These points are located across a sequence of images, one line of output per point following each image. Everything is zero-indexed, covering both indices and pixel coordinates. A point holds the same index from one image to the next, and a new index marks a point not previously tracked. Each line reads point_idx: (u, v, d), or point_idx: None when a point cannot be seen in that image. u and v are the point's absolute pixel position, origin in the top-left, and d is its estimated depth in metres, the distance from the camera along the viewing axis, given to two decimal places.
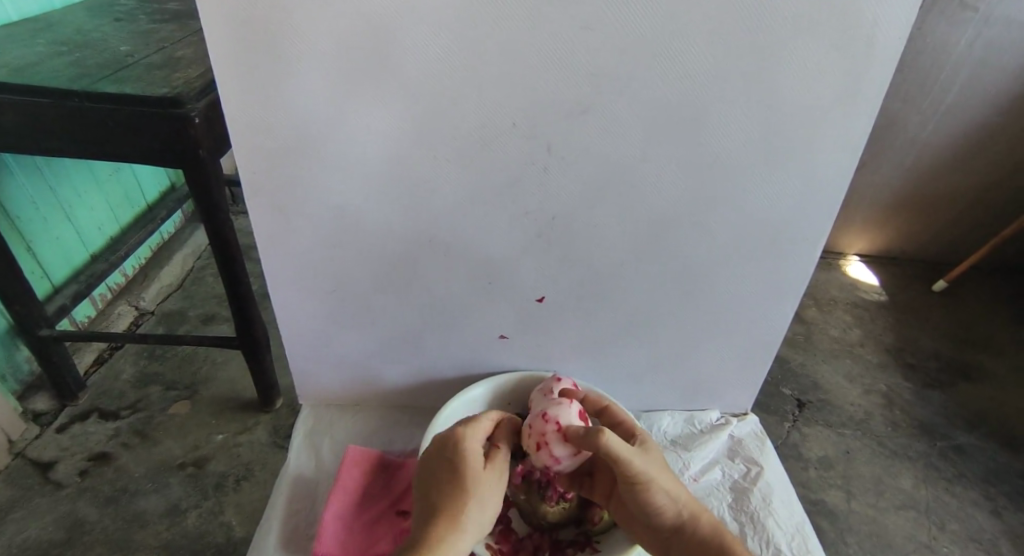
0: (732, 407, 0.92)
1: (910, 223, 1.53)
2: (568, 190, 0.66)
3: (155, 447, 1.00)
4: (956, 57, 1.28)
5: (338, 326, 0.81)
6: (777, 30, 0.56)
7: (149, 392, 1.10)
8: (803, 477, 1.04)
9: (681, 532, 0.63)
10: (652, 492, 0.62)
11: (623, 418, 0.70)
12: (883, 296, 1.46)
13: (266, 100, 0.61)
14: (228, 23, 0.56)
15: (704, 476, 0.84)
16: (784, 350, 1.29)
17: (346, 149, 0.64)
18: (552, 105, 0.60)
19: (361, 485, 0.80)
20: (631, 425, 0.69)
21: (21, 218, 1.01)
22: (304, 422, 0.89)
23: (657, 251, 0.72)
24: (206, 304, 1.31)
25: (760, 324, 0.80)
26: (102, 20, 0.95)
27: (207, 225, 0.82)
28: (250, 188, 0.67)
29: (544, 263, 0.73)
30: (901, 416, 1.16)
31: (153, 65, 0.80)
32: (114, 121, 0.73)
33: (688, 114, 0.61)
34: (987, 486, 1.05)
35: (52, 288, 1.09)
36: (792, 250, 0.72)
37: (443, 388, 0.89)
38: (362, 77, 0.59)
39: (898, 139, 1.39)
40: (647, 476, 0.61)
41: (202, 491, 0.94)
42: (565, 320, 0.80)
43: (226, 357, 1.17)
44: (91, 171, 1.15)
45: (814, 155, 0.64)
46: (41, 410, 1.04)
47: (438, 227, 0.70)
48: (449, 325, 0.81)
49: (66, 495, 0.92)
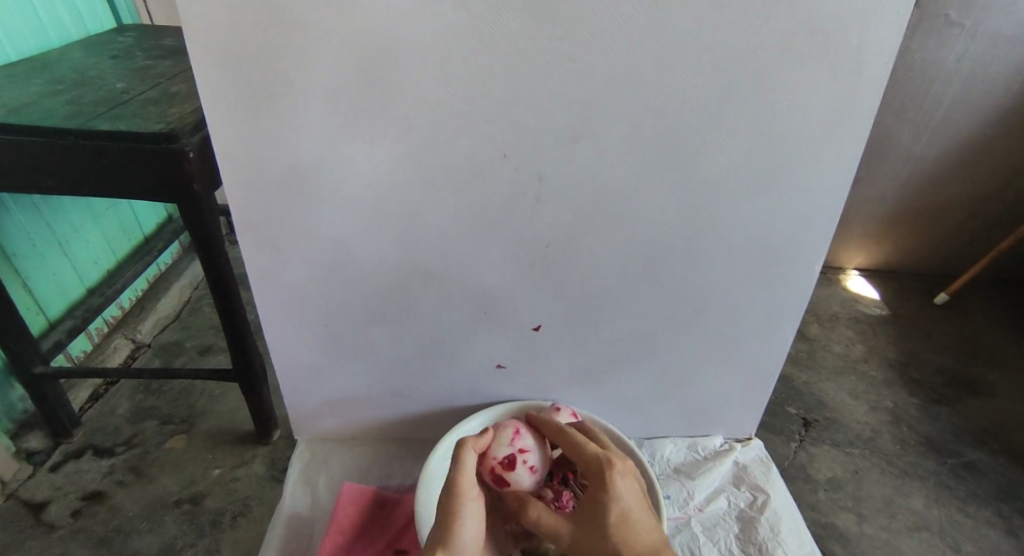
0: (735, 432, 0.90)
1: (908, 237, 1.52)
2: (561, 217, 0.66)
3: (150, 484, 0.98)
4: (946, 73, 1.29)
5: (332, 358, 0.80)
6: (767, 54, 0.56)
7: (144, 427, 1.08)
8: (811, 499, 1.01)
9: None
10: (632, 525, 0.54)
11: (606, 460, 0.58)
12: (885, 310, 1.45)
13: (257, 138, 0.60)
14: (219, 63, 0.56)
15: (709, 505, 0.83)
16: (788, 369, 1.27)
17: (338, 184, 0.63)
18: (542, 133, 0.60)
19: (356, 524, 0.78)
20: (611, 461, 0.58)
21: (17, 255, 1.01)
22: (300, 459, 0.88)
23: (651, 276, 0.71)
24: (204, 335, 1.30)
25: (760, 347, 0.79)
26: (98, 57, 0.96)
27: (202, 258, 0.81)
28: (241, 224, 0.67)
29: (540, 292, 0.73)
30: (909, 433, 1.14)
31: (148, 101, 0.80)
32: (108, 157, 0.72)
33: (681, 141, 0.61)
34: (1000, 504, 1.02)
35: (47, 324, 1.08)
36: (789, 271, 0.71)
37: (441, 418, 0.88)
38: (353, 111, 0.58)
39: (892, 155, 1.39)
40: (630, 482, 0.57)
41: (197, 529, 0.92)
42: (562, 348, 0.79)
43: (223, 390, 1.16)
44: (87, 205, 1.15)
45: (808, 179, 0.64)
46: (34, 449, 1.02)
47: (432, 258, 0.69)
48: (445, 355, 0.79)
49: (58, 537, 0.90)
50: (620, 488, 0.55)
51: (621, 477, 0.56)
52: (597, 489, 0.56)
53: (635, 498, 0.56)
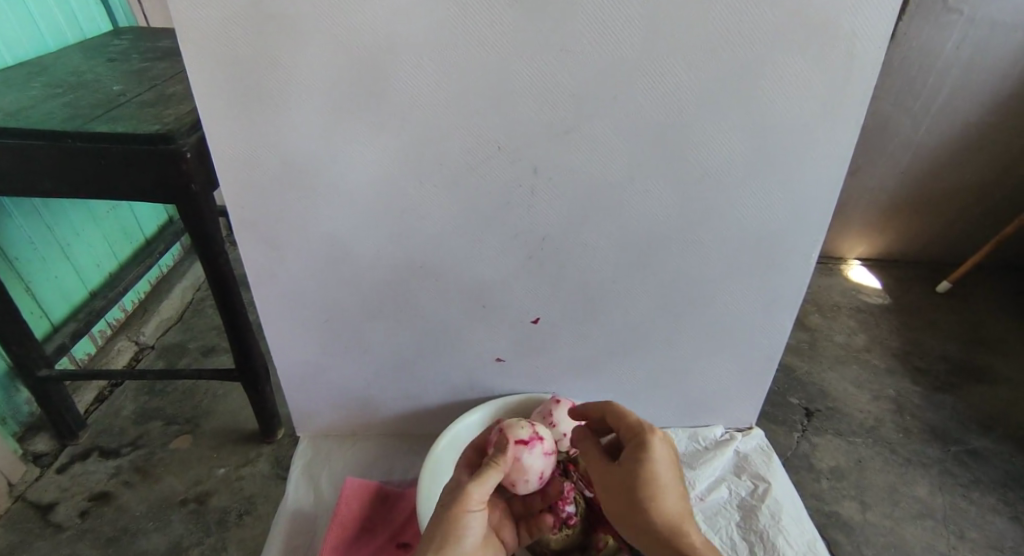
0: (736, 422, 0.91)
1: (909, 225, 1.52)
2: (556, 209, 0.66)
3: (156, 484, 0.99)
4: (944, 60, 1.28)
5: (333, 356, 0.80)
6: (759, 43, 0.56)
7: (149, 428, 1.09)
8: (815, 489, 1.01)
9: (666, 544, 0.55)
10: (663, 492, 0.56)
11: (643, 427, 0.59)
12: (886, 299, 1.45)
13: (253, 136, 0.61)
14: (212, 61, 0.56)
15: (710, 494, 0.83)
16: (789, 359, 1.27)
17: (335, 181, 0.64)
18: (536, 126, 0.60)
19: (359, 517, 0.78)
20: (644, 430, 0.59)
21: (19, 259, 1.01)
22: (303, 456, 0.89)
23: (650, 268, 0.71)
24: (206, 335, 1.30)
25: (759, 336, 0.79)
26: (96, 60, 0.97)
27: (202, 258, 0.81)
28: (240, 224, 0.67)
29: (538, 286, 0.73)
30: (912, 422, 1.14)
31: (144, 103, 0.80)
32: (106, 160, 0.73)
33: (675, 132, 0.61)
34: (1004, 491, 1.02)
35: (51, 327, 1.08)
36: (787, 261, 0.71)
37: (442, 413, 0.88)
38: (346, 106, 0.59)
39: (892, 143, 1.39)
40: (667, 453, 0.58)
41: (204, 527, 0.93)
42: (561, 342, 0.79)
43: (226, 390, 1.16)
44: (88, 208, 1.16)
45: (804, 168, 0.64)
46: (41, 451, 1.03)
47: (430, 254, 0.70)
48: (446, 350, 0.80)
49: (66, 537, 0.91)
50: (658, 456, 0.57)
51: (660, 445, 0.58)
52: (634, 455, 0.57)
53: (669, 467, 0.57)
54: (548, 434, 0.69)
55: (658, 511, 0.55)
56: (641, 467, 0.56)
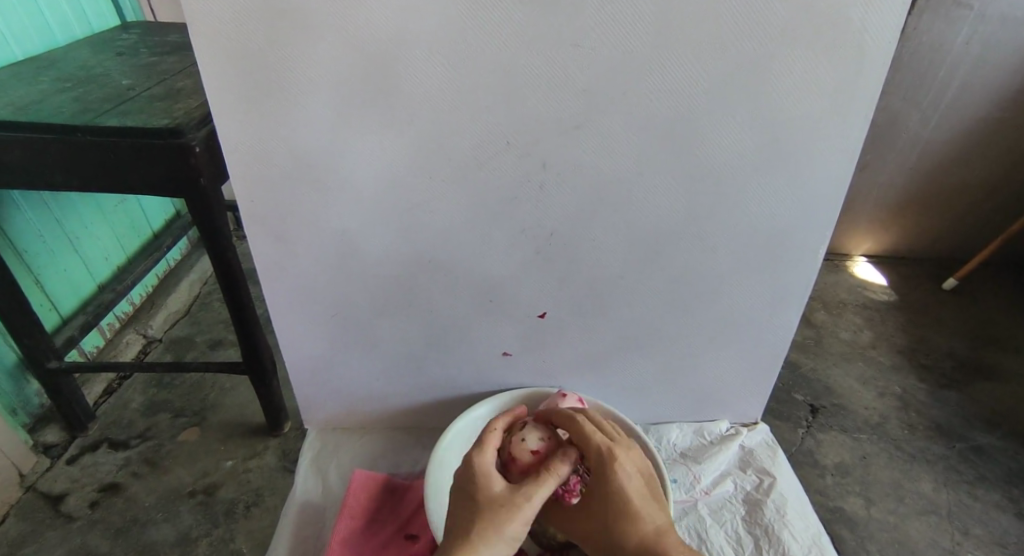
0: (742, 417, 0.91)
1: (916, 222, 1.51)
2: (564, 203, 0.66)
3: (166, 475, 1.00)
4: (954, 55, 1.27)
5: (341, 349, 0.81)
6: (768, 38, 0.56)
7: (158, 420, 1.10)
8: (819, 485, 1.01)
9: None
10: (636, 512, 0.59)
11: (606, 450, 0.61)
12: (892, 296, 1.44)
13: (264, 130, 0.61)
14: (223, 55, 0.56)
15: (716, 488, 0.83)
16: (794, 355, 1.27)
17: (344, 176, 0.64)
18: (544, 121, 0.60)
19: (367, 509, 0.79)
20: (608, 452, 0.61)
21: (29, 251, 1.02)
22: (310, 448, 0.90)
23: (657, 263, 0.72)
24: (214, 329, 1.31)
25: (765, 332, 0.79)
26: (105, 54, 0.97)
27: (210, 252, 0.82)
28: (249, 218, 0.67)
29: (545, 280, 0.73)
30: (917, 418, 1.14)
31: (153, 97, 0.81)
32: (116, 153, 0.73)
33: (683, 128, 0.61)
34: (1010, 488, 1.02)
35: (60, 320, 1.09)
36: (795, 256, 0.71)
37: (449, 407, 0.89)
38: (355, 101, 0.59)
39: (900, 138, 1.38)
40: (633, 471, 0.61)
41: (212, 518, 0.94)
42: (568, 336, 0.80)
43: (233, 383, 1.17)
44: (97, 202, 1.16)
45: (812, 164, 0.64)
46: (51, 442, 1.04)
47: (437, 248, 0.70)
48: (452, 344, 0.80)
49: (77, 527, 0.92)
50: (622, 478, 0.60)
51: (624, 466, 0.61)
52: (599, 483, 0.60)
53: (636, 486, 0.60)
54: (524, 450, 0.65)
55: (634, 531, 0.58)
56: (611, 493, 0.60)
